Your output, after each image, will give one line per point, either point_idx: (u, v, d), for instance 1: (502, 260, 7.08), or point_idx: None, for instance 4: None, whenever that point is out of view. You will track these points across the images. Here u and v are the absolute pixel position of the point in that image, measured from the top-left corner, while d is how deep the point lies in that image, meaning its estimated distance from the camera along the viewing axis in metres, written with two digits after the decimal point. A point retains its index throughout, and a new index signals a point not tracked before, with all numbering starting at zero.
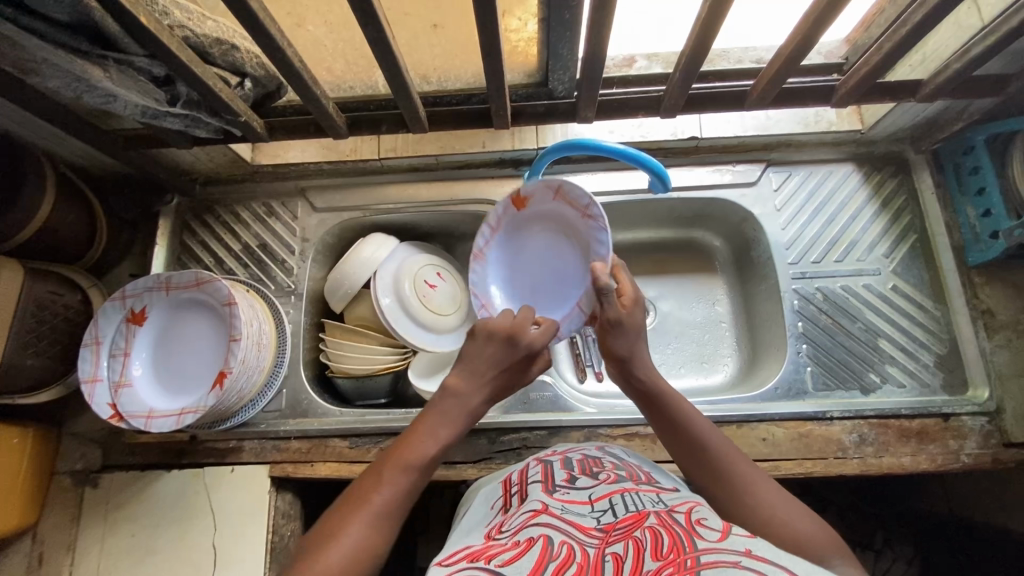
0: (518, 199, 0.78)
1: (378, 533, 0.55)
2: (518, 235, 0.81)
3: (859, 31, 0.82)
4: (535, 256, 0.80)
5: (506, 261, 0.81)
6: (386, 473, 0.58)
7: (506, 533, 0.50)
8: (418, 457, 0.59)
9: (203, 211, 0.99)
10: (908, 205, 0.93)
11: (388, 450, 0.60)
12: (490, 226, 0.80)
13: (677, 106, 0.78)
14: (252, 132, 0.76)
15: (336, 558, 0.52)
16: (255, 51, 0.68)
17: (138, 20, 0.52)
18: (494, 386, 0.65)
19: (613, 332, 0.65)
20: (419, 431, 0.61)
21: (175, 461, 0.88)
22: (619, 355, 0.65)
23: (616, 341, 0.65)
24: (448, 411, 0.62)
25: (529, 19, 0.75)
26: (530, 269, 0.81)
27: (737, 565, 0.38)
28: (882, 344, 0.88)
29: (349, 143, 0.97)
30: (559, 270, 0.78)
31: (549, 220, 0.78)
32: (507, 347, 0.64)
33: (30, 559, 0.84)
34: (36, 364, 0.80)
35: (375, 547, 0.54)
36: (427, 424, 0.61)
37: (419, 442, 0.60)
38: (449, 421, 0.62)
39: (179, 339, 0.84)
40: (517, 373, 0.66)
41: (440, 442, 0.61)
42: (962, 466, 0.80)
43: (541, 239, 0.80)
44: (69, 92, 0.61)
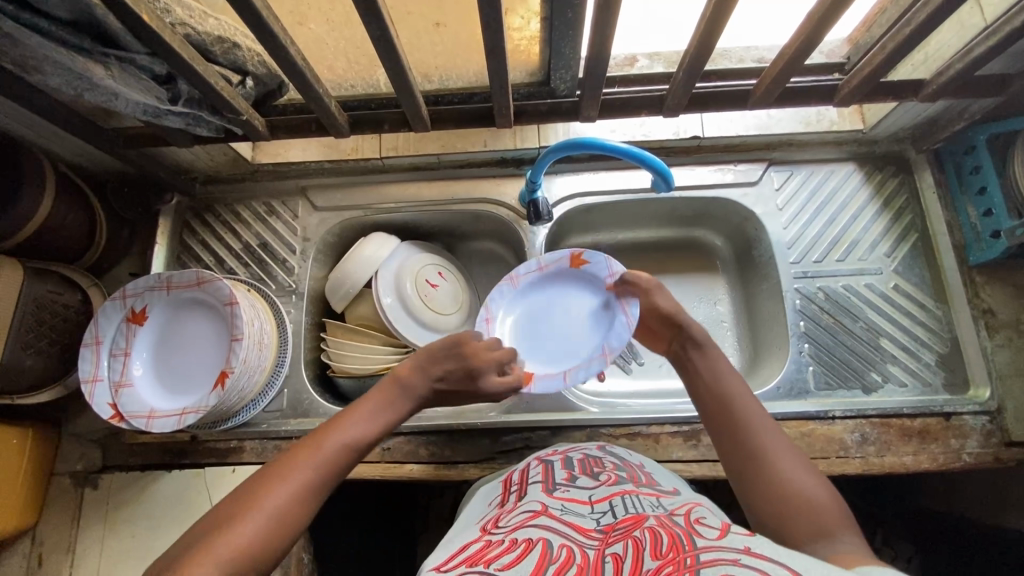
0: (577, 258, 0.86)
1: (303, 506, 0.53)
2: (554, 287, 0.88)
3: (861, 31, 0.82)
4: (558, 313, 0.87)
5: (534, 299, 0.88)
6: (321, 444, 0.57)
7: (502, 528, 0.50)
8: (357, 437, 0.59)
9: (204, 210, 0.99)
10: (909, 205, 0.93)
11: (324, 427, 0.60)
12: (542, 263, 0.87)
13: (680, 105, 0.78)
14: (254, 131, 0.76)
15: (256, 520, 0.50)
16: (256, 49, 0.68)
17: (140, 18, 0.51)
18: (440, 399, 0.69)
19: (656, 291, 0.75)
20: (359, 413, 0.62)
21: (175, 461, 0.87)
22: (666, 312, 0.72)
23: (662, 299, 0.74)
24: (386, 398, 0.64)
25: (531, 18, 0.72)
26: (543, 331, 0.86)
27: (737, 563, 0.38)
28: (884, 344, 0.88)
29: (351, 142, 0.97)
30: (576, 337, 0.84)
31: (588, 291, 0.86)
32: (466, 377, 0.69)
33: (28, 560, 0.84)
34: (36, 364, 0.80)
35: (299, 513, 0.52)
36: (364, 407, 0.62)
37: (357, 422, 0.61)
38: (387, 408, 0.63)
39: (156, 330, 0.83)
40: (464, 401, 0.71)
41: (380, 427, 0.62)
42: (964, 465, 0.80)
43: (570, 317, 0.86)
44: (70, 90, 0.61)
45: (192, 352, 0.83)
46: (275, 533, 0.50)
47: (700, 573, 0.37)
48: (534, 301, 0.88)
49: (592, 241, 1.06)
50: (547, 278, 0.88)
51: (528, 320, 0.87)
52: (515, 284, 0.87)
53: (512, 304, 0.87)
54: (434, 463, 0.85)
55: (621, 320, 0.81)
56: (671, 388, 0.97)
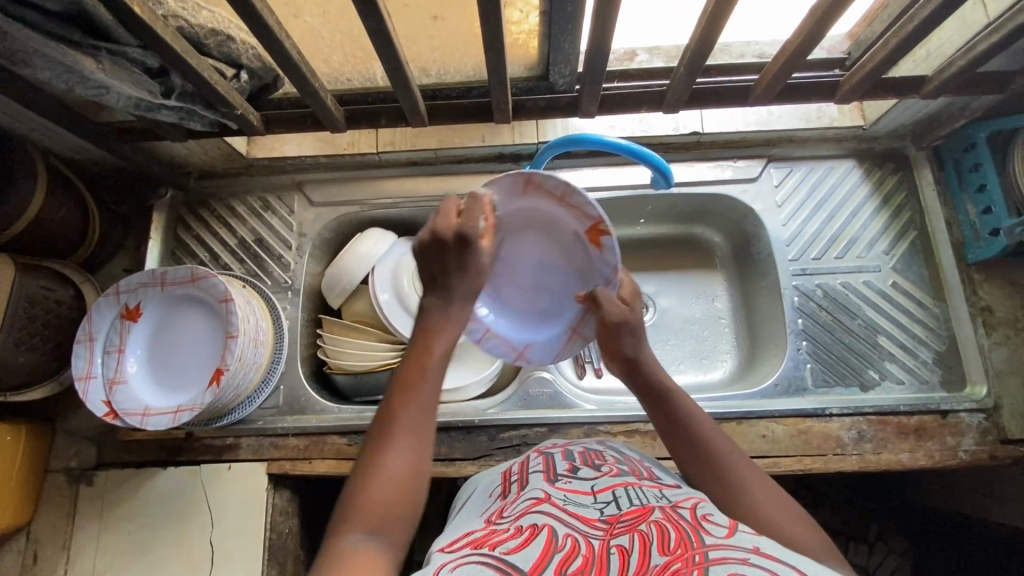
0: (598, 232, 0.64)
1: (417, 452, 0.51)
2: (554, 222, 0.67)
3: (862, 26, 0.81)
4: (541, 250, 0.71)
5: (536, 213, 0.68)
6: (402, 396, 0.53)
7: (507, 518, 0.50)
8: (428, 372, 0.55)
9: (198, 205, 0.98)
10: (909, 202, 0.93)
11: (398, 374, 0.55)
12: (561, 192, 0.63)
13: (680, 101, 0.77)
14: (249, 125, 0.75)
15: (380, 494, 0.48)
16: (251, 42, 0.66)
17: (131, 11, 0.50)
18: (470, 285, 0.60)
19: (620, 332, 0.65)
20: (420, 347, 0.56)
21: (171, 459, 0.86)
22: (627, 357, 0.65)
23: (625, 343, 0.64)
24: (440, 323, 0.58)
25: (531, 11, 0.70)
26: (513, 266, 0.72)
27: (747, 563, 0.39)
28: (881, 342, 0.88)
29: (347, 136, 0.94)
30: (535, 298, 0.74)
31: (586, 265, 0.69)
32: (458, 248, 0.59)
33: (24, 557, 0.84)
34: (29, 361, 0.79)
35: (420, 468, 0.51)
36: (424, 338, 0.57)
37: (423, 357, 0.56)
38: (448, 330, 0.58)
39: (173, 314, 0.83)
40: (481, 264, 0.60)
41: (445, 346, 0.57)
42: (960, 462, 0.81)
43: (548, 270, 0.72)
44: (61, 83, 0.60)
45: (196, 331, 0.83)
46: (404, 495, 0.49)
47: (710, 571, 0.38)
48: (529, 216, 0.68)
49: None
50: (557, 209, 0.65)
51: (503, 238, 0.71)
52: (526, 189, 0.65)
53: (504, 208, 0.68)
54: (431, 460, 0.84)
55: (565, 340, 0.74)
56: None
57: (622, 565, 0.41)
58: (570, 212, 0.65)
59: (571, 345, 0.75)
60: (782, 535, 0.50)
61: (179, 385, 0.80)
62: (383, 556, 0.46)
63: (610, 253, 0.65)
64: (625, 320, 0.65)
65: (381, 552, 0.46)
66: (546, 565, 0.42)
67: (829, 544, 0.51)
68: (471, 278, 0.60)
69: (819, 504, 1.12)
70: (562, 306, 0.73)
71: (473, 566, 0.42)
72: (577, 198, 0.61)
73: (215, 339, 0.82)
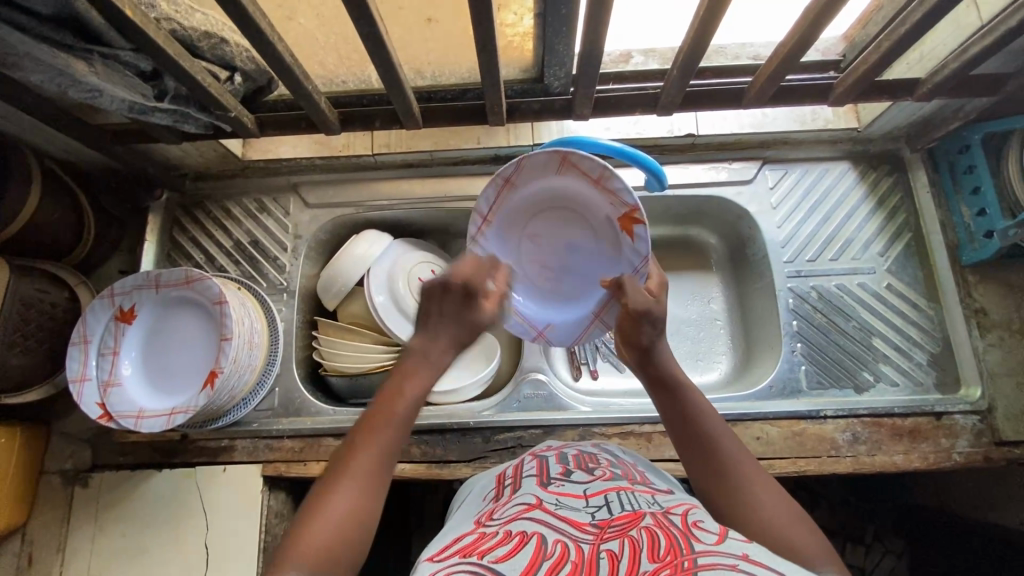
0: (632, 220, 0.65)
1: (368, 497, 0.51)
2: (586, 205, 0.69)
3: (857, 28, 0.81)
4: (573, 231, 0.72)
5: (570, 195, 0.70)
6: (365, 435, 0.53)
7: (496, 520, 0.50)
8: (396, 417, 0.55)
9: (193, 207, 0.98)
10: (904, 204, 0.93)
11: (366, 414, 0.55)
12: (597, 175, 0.64)
13: (674, 104, 0.77)
14: (243, 127, 0.75)
15: (321, 535, 0.47)
16: (245, 45, 0.66)
17: (123, 14, 0.50)
18: (456, 335, 0.60)
19: (641, 320, 0.63)
20: (393, 390, 0.56)
21: (166, 460, 0.86)
22: (642, 346, 0.63)
23: (645, 331, 0.63)
24: (415, 367, 0.58)
25: (525, 14, 0.70)
26: (543, 245, 0.74)
27: (735, 569, 0.39)
28: (876, 343, 0.88)
29: (342, 138, 0.95)
30: (561, 279, 0.76)
31: (615, 251, 0.70)
32: (462, 297, 0.61)
33: (20, 559, 0.84)
34: (23, 363, 0.79)
35: (365, 514, 0.50)
36: (397, 381, 0.57)
37: (393, 401, 0.55)
38: (422, 377, 0.57)
39: (157, 335, 0.83)
40: (480, 322, 0.61)
41: (419, 392, 0.57)
42: (954, 464, 0.81)
43: (576, 252, 0.73)
44: (53, 86, 0.60)
45: (192, 336, 0.83)
46: (344, 540, 0.48)
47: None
48: (563, 196, 0.70)
49: None
50: (591, 192, 0.67)
51: (535, 214, 0.73)
52: (563, 170, 0.67)
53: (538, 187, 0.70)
54: (426, 462, 0.84)
55: (587, 324, 0.75)
56: None
57: (612, 571, 0.41)
58: (604, 196, 0.66)
59: (591, 331, 0.76)
60: (777, 537, 0.49)
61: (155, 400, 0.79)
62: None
63: (642, 241, 0.66)
64: (648, 310, 0.63)
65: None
66: (534, 571, 0.42)
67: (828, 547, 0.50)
68: (463, 329, 0.60)
69: (816, 505, 1.12)
70: (588, 290, 0.74)
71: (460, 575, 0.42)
72: (612, 181, 0.63)
73: (200, 356, 0.82)
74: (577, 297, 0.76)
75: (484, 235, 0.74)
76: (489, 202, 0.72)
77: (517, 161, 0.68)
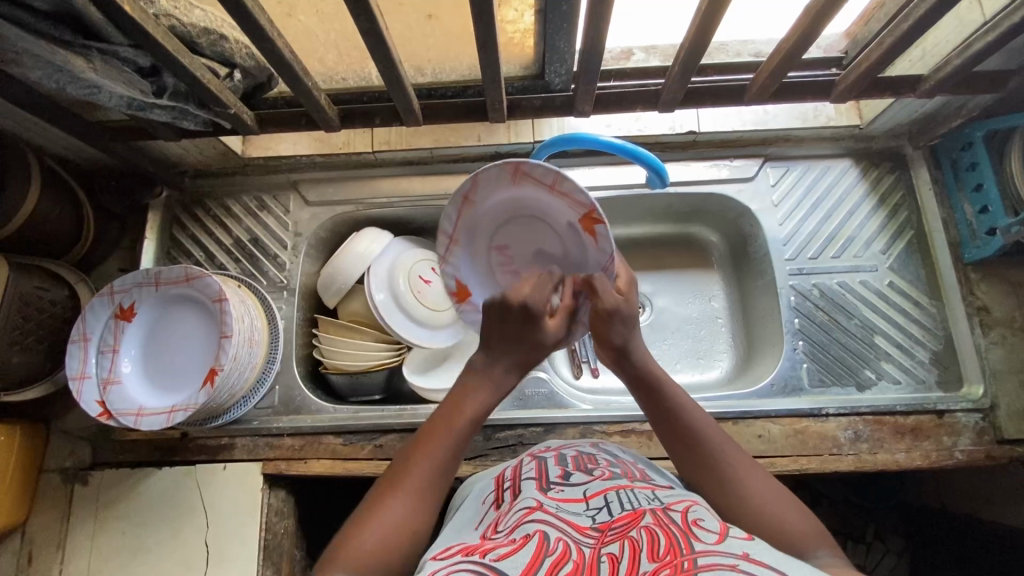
0: (593, 219, 0.62)
1: (421, 507, 0.52)
2: (546, 209, 0.66)
3: (859, 26, 0.79)
4: (538, 238, 0.70)
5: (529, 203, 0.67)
6: (423, 448, 0.55)
7: (501, 532, 0.49)
8: (453, 431, 0.56)
9: (193, 205, 0.98)
10: (906, 201, 0.92)
11: (426, 426, 0.57)
12: (549, 181, 0.62)
13: (675, 100, 0.77)
14: (243, 125, 0.75)
15: (375, 538, 0.49)
16: (245, 41, 0.66)
17: (122, 10, 0.50)
18: (519, 353, 0.60)
19: (611, 321, 0.61)
20: (454, 404, 0.57)
21: (166, 458, 0.86)
22: (615, 345, 0.62)
23: (616, 332, 0.61)
24: (480, 384, 0.59)
25: (525, 11, 0.70)
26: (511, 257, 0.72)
27: (735, 569, 0.38)
28: (878, 341, 0.88)
29: (342, 135, 0.94)
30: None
31: (583, 256, 0.66)
32: (523, 319, 0.59)
33: (18, 559, 0.83)
34: (22, 361, 0.79)
35: (417, 523, 0.51)
36: (459, 396, 0.58)
37: (453, 415, 0.57)
38: (486, 395, 0.58)
39: (173, 335, 0.82)
40: (545, 340, 0.60)
41: (480, 410, 0.57)
42: (957, 462, 0.80)
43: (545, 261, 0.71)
44: (52, 83, 0.60)
45: (194, 341, 0.82)
46: (397, 546, 0.49)
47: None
48: (522, 205, 0.68)
49: None
50: (548, 198, 0.65)
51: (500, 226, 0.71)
52: (516, 179, 0.65)
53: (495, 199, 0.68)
54: None
55: None
56: None
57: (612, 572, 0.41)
58: (561, 200, 0.64)
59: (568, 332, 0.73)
60: (777, 526, 0.51)
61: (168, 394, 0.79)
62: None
63: (604, 240, 0.62)
64: (619, 308, 0.61)
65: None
66: (536, 570, 0.42)
67: (824, 530, 0.52)
68: (523, 352, 0.60)
69: (817, 504, 1.11)
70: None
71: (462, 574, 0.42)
72: (567, 185, 0.60)
73: (205, 351, 0.81)
74: None
75: (453, 255, 0.74)
76: (452, 221, 0.71)
77: (471, 178, 0.67)
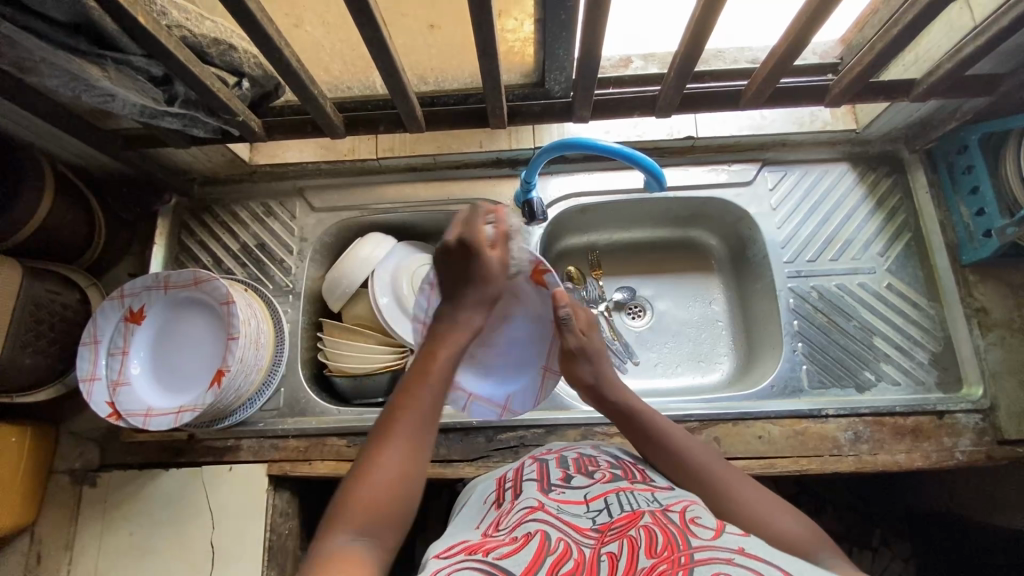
0: (540, 270, 0.70)
1: (411, 460, 0.53)
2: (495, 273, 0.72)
3: (853, 31, 0.82)
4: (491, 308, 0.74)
5: None
6: (406, 398, 0.56)
7: (503, 529, 0.50)
8: (433, 373, 0.58)
9: (202, 211, 1.00)
10: (903, 205, 0.93)
11: (405, 374, 0.59)
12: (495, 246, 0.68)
13: (672, 106, 0.79)
14: (250, 132, 0.77)
15: (370, 495, 0.51)
16: (253, 51, 0.68)
17: (136, 21, 0.52)
18: (477, 290, 0.63)
19: (578, 359, 0.70)
20: (430, 350, 0.60)
21: (173, 459, 0.88)
22: (587, 382, 0.69)
23: (583, 369, 0.70)
24: (452, 327, 0.62)
25: (525, 20, 0.73)
26: None
27: (730, 562, 0.39)
28: (877, 343, 0.88)
29: (347, 142, 0.97)
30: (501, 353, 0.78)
31: (538, 306, 0.74)
32: (465, 256, 0.63)
33: (28, 558, 0.85)
34: (35, 363, 0.81)
35: (409, 475, 0.53)
36: (436, 340, 0.61)
37: (431, 360, 0.59)
38: (458, 335, 0.61)
39: (193, 326, 0.84)
40: (495, 271, 0.63)
41: (453, 352, 0.60)
42: (957, 463, 0.81)
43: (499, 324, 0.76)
44: (68, 91, 0.63)
45: (199, 334, 0.84)
46: (390, 499, 0.51)
47: (695, 572, 0.39)
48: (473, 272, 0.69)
49: (586, 242, 1.06)
50: None
51: None
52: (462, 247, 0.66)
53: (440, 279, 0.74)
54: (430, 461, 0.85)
55: (540, 381, 0.78)
56: (665, 387, 0.98)
57: (611, 571, 0.42)
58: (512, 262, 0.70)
59: (546, 383, 0.78)
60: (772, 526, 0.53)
61: (179, 382, 0.81)
62: (371, 552, 0.49)
63: (553, 285, 0.70)
64: (582, 347, 0.70)
65: (368, 550, 0.49)
66: (538, 568, 0.43)
67: (814, 527, 0.55)
68: (480, 288, 0.63)
69: (821, 510, 1.11)
70: (531, 353, 0.77)
71: (466, 572, 0.43)
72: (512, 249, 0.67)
73: (219, 343, 0.83)
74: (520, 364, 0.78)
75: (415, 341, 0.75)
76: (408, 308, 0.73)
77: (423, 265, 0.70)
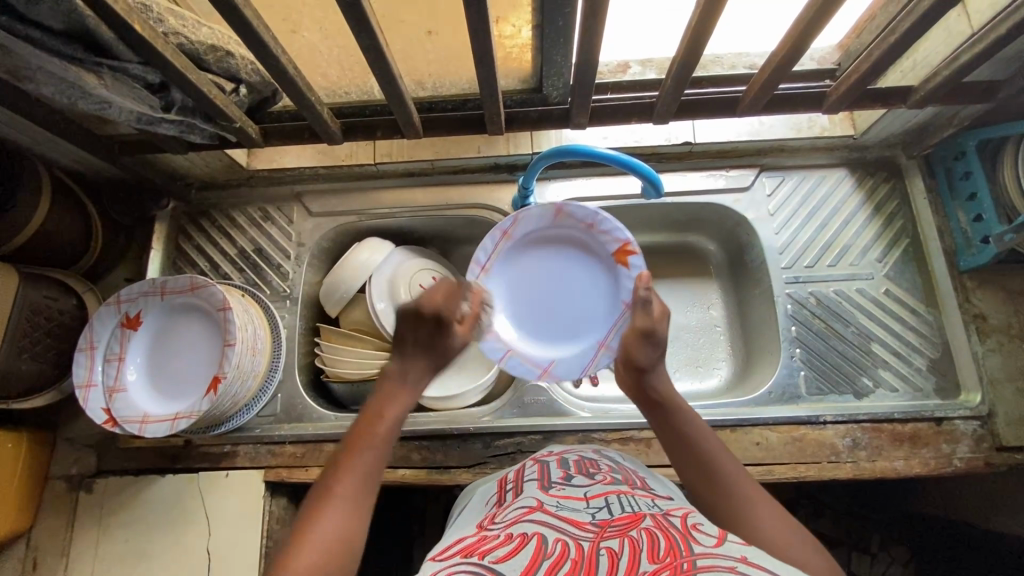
0: (627, 252, 0.80)
1: (353, 521, 0.52)
2: (578, 245, 0.84)
3: (851, 37, 0.82)
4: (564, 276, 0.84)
5: (561, 242, 0.85)
6: (349, 458, 0.56)
7: (498, 524, 0.51)
8: (379, 434, 0.58)
9: (199, 216, 1.00)
10: (901, 210, 0.93)
11: (349, 436, 0.58)
12: (588, 221, 0.81)
13: (670, 112, 0.79)
14: (248, 138, 0.77)
15: (309, 556, 0.47)
16: (250, 58, 0.68)
17: (132, 28, 0.52)
18: (432, 358, 0.66)
19: (644, 341, 0.68)
20: (375, 410, 0.61)
21: (170, 466, 0.88)
22: (641, 366, 0.68)
23: (646, 352, 0.68)
24: (398, 390, 0.63)
25: (522, 26, 0.73)
26: (540, 290, 0.85)
27: (733, 571, 0.39)
28: (874, 349, 0.88)
29: (345, 147, 0.96)
30: (559, 320, 0.85)
31: (612, 285, 0.83)
32: (436, 327, 0.66)
33: (24, 564, 0.85)
34: (31, 368, 0.81)
35: (349, 539, 0.50)
36: (381, 402, 0.62)
37: (377, 419, 0.60)
38: (404, 397, 0.63)
39: (166, 354, 0.83)
40: (453, 345, 0.68)
41: (398, 414, 0.61)
42: (955, 470, 0.81)
43: (568, 293, 0.85)
44: (64, 99, 0.63)
45: (189, 344, 0.84)
46: (330, 562, 0.48)
47: None
48: (556, 241, 0.85)
49: None
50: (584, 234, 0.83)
51: (530, 264, 0.85)
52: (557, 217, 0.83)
53: (525, 236, 0.85)
54: (427, 468, 0.85)
55: (593, 355, 0.82)
56: None
57: (611, 567, 0.42)
58: (598, 241, 0.82)
59: (599, 358, 0.82)
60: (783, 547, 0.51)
61: (168, 394, 0.81)
62: None
63: (637, 268, 0.80)
64: (650, 329, 0.68)
65: None
66: (536, 570, 0.42)
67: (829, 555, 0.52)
68: (437, 355, 0.67)
69: (820, 515, 1.11)
70: (591, 328, 0.84)
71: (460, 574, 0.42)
72: (605, 222, 0.79)
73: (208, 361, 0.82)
74: (575, 337, 0.84)
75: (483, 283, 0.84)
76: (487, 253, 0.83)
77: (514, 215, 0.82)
